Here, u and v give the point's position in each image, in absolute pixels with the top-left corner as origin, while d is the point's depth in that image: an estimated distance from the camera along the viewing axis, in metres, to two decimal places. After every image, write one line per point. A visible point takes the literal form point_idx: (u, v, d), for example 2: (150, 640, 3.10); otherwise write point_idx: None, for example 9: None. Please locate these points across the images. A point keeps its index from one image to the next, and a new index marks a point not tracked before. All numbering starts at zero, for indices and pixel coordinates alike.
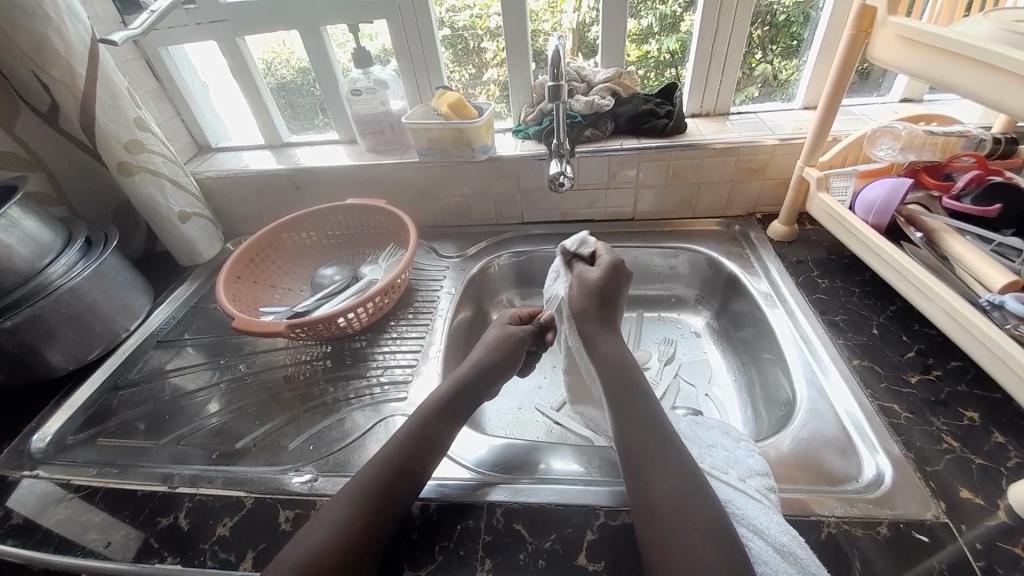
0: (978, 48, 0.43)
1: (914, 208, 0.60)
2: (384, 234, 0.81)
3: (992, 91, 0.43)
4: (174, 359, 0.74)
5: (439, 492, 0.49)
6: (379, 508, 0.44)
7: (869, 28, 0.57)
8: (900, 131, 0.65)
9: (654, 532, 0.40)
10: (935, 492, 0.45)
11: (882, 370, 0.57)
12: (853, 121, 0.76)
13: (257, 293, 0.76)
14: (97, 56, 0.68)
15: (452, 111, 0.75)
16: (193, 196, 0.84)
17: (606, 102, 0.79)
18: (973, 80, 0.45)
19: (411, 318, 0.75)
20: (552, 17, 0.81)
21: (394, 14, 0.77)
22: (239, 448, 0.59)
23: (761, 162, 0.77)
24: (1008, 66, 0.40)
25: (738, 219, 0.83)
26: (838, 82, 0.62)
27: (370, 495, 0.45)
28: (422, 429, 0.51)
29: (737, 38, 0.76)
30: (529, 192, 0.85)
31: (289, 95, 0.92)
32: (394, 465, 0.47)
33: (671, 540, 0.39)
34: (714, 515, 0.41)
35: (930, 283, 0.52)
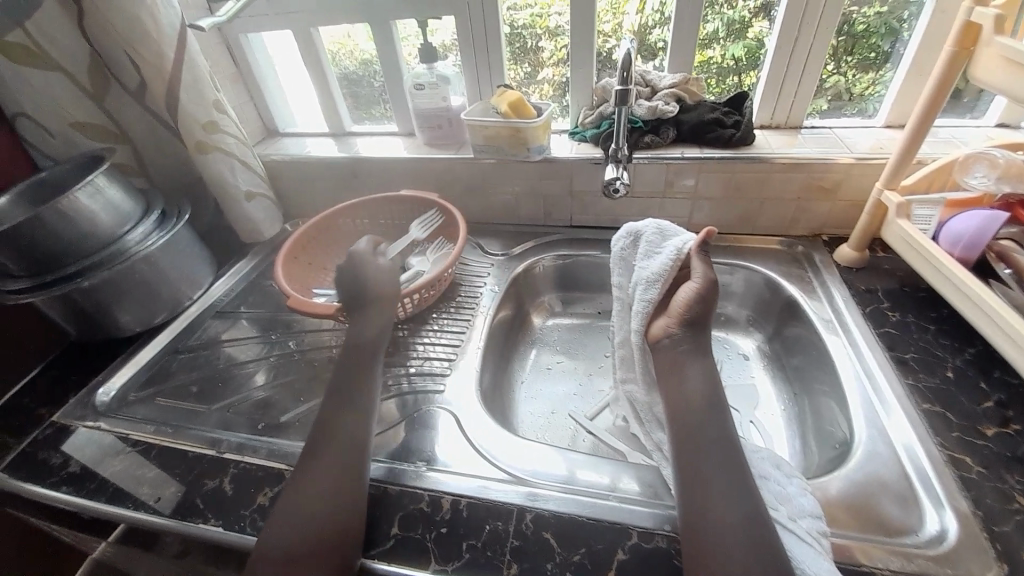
0: None
1: (1007, 244, 0.54)
2: (432, 227, 0.82)
3: None
4: (229, 330, 0.78)
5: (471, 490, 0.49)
6: (339, 475, 0.48)
7: (972, 45, 0.52)
8: (997, 159, 0.59)
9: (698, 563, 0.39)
10: (1008, 559, 0.41)
11: (954, 417, 0.52)
12: (943, 144, 0.70)
13: (309, 274, 0.79)
14: (184, 40, 0.72)
15: (512, 110, 0.75)
16: (258, 177, 0.88)
17: (669, 108, 0.76)
18: None
19: (452, 313, 0.76)
20: (614, 19, 0.79)
21: (461, 10, 0.78)
22: (282, 422, 0.61)
23: (832, 181, 0.73)
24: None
25: (801, 239, 0.79)
26: (930, 103, 0.57)
27: (330, 468, 0.48)
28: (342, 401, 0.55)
29: (818, 48, 0.72)
30: (580, 196, 0.84)
31: (352, 86, 0.95)
32: (348, 437, 0.51)
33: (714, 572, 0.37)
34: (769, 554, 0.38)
35: (1018, 326, 0.47)
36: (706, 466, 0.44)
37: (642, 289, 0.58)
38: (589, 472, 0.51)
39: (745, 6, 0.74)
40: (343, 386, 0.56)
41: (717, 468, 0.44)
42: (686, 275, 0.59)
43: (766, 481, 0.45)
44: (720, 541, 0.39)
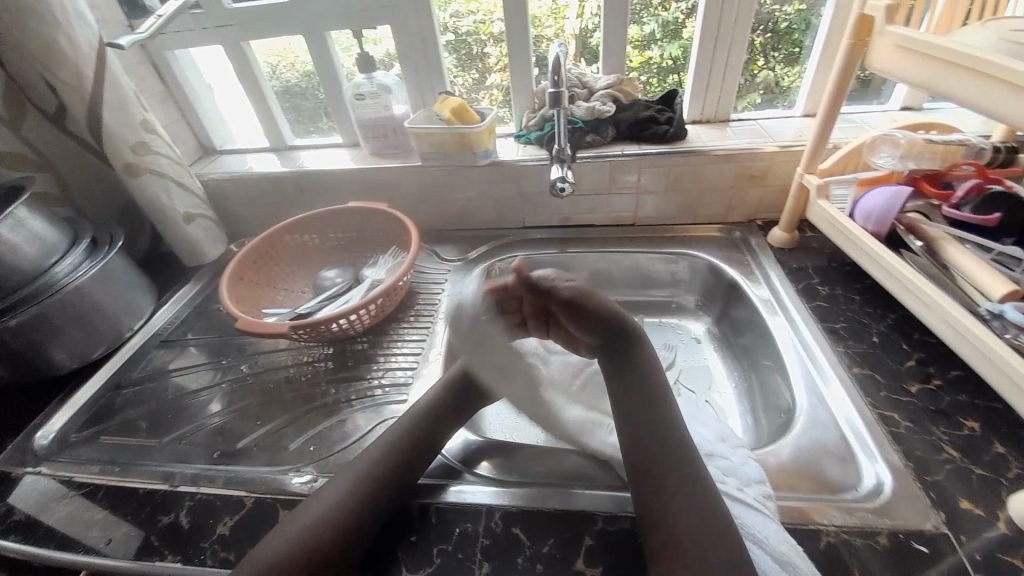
0: (992, 60, 0.42)
1: (913, 216, 0.60)
2: (385, 237, 0.82)
3: (998, 100, 0.43)
4: (177, 358, 0.74)
5: (441, 496, 0.49)
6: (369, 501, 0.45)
7: (866, 37, 0.58)
8: (898, 139, 0.65)
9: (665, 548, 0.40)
10: (935, 502, 0.45)
11: (882, 378, 0.57)
12: (854, 129, 0.76)
13: (260, 295, 0.76)
14: (104, 59, 0.68)
15: (455, 116, 0.76)
16: (197, 198, 0.84)
17: (606, 108, 0.80)
18: (979, 91, 0.44)
19: (412, 322, 0.75)
20: (556, 23, 0.83)
21: (396, 19, 0.78)
22: (240, 448, 0.59)
23: (761, 169, 0.78)
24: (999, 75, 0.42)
25: (739, 225, 0.84)
26: (837, 90, 0.62)
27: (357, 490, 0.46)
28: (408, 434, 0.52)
29: (737, 45, 0.77)
30: (529, 197, 0.85)
31: (293, 99, 0.93)
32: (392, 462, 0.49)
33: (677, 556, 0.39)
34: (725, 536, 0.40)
35: (927, 292, 0.52)
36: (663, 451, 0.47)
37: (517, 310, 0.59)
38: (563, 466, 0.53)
39: (677, 9, 0.80)
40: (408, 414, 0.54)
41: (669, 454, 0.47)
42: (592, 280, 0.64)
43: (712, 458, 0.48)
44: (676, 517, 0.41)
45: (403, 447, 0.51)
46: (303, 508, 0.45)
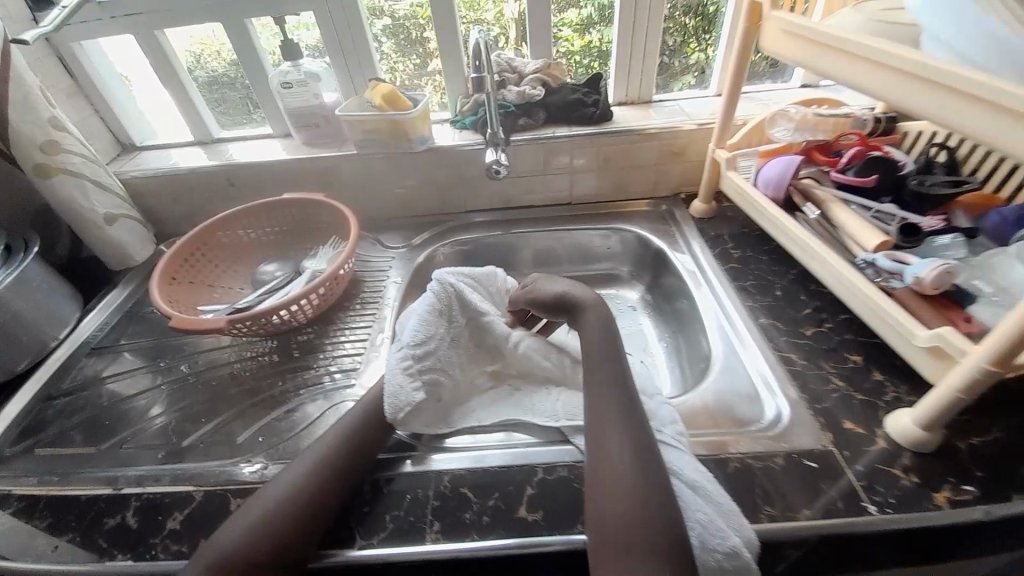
0: (882, 51, 0.45)
1: (807, 182, 0.67)
2: (323, 226, 0.81)
3: (874, 82, 0.48)
4: (110, 365, 0.72)
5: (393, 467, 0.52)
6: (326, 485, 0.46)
7: (758, 22, 0.64)
8: (792, 114, 0.74)
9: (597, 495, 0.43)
10: (825, 425, 0.53)
11: (784, 325, 0.64)
12: (757, 105, 0.84)
13: (195, 293, 0.75)
14: (9, 56, 0.64)
15: (386, 103, 0.77)
16: (119, 198, 0.80)
17: (536, 92, 0.82)
18: (864, 74, 0.49)
19: (358, 309, 0.76)
20: (495, 7, 0.83)
21: (320, 6, 0.77)
22: (186, 445, 0.59)
23: (680, 145, 0.84)
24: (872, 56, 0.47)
25: (665, 199, 0.90)
26: (737, 71, 0.69)
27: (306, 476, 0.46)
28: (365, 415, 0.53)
29: (654, 29, 0.82)
30: (468, 181, 0.88)
31: (220, 89, 0.90)
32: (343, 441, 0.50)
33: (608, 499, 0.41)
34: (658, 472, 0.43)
35: (815, 247, 0.59)
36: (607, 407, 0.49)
37: (414, 321, 0.61)
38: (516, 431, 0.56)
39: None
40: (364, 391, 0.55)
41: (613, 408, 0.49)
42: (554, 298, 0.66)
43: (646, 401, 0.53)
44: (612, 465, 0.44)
45: (361, 440, 0.51)
46: (257, 494, 0.45)
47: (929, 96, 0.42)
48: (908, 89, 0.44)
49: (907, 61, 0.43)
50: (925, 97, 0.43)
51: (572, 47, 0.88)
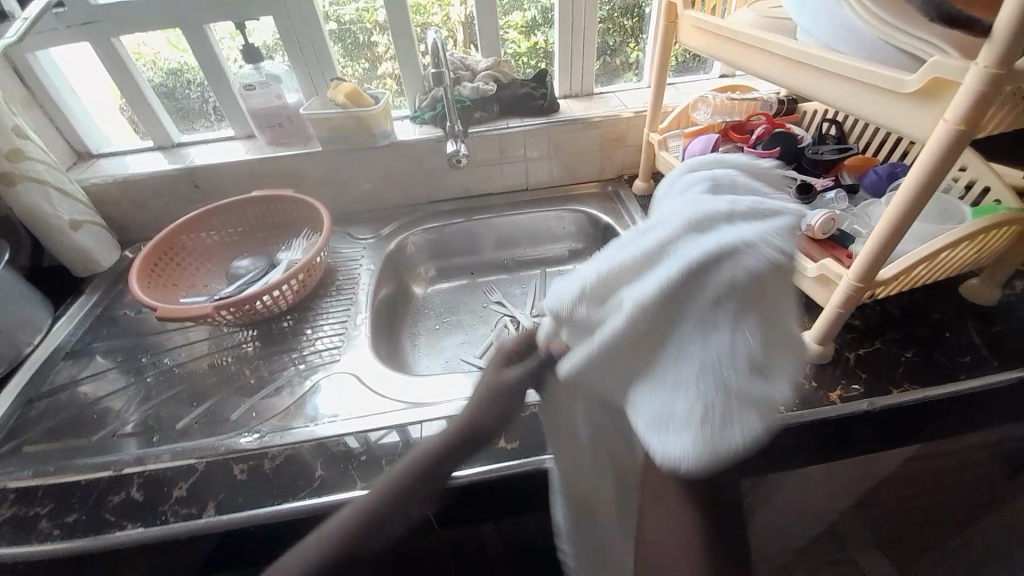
0: (767, 39, 0.55)
1: (726, 156, 0.78)
2: (293, 221, 0.85)
3: (761, 64, 0.58)
4: (85, 368, 0.73)
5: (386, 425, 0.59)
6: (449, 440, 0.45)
7: (675, 20, 0.74)
8: (710, 99, 0.86)
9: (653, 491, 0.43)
10: None
11: None
12: (682, 95, 0.96)
13: (171, 291, 0.77)
14: None
15: (349, 100, 0.82)
16: (83, 204, 0.81)
17: (489, 87, 0.90)
18: (755, 59, 0.59)
19: (334, 296, 0.81)
20: (442, 11, 0.89)
21: (279, 11, 0.81)
22: (180, 428, 0.63)
23: (621, 132, 0.94)
24: (763, 46, 0.56)
25: (611, 181, 1.00)
26: (662, 64, 0.79)
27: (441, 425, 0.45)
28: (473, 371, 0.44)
29: (590, 30, 0.92)
30: (431, 173, 0.94)
31: (168, 98, 0.91)
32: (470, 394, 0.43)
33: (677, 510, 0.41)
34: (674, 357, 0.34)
35: None
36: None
37: None
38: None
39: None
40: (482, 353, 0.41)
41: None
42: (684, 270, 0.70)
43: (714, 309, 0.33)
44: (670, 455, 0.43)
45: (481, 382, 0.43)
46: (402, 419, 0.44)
47: (807, 76, 0.52)
48: (788, 70, 0.54)
49: (787, 49, 0.53)
50: (804, 77, 0.52)
51: (518, 48, 0.96)
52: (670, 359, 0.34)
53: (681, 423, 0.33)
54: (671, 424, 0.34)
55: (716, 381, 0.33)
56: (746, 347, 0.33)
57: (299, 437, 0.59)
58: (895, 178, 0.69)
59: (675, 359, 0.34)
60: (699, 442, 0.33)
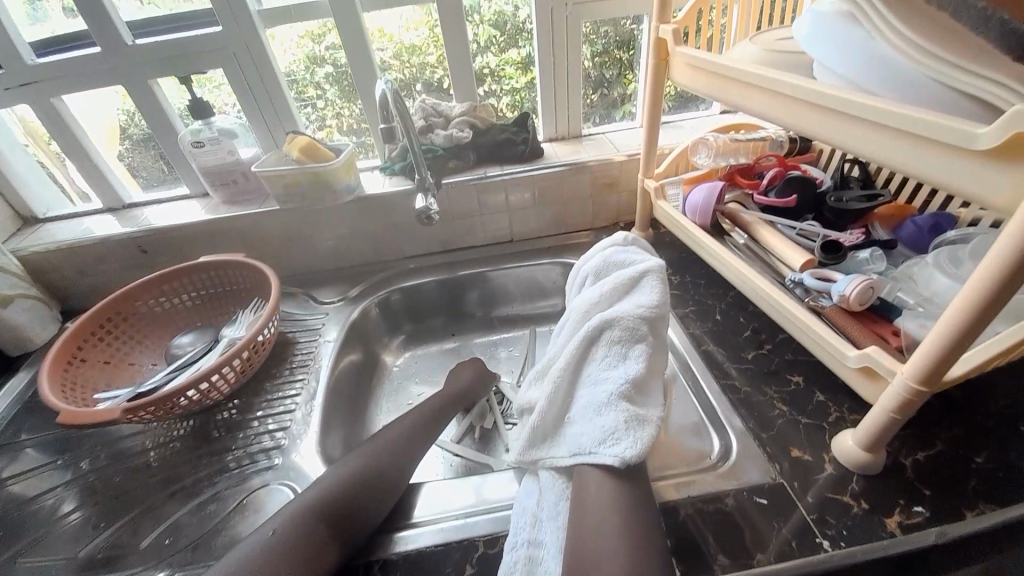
0: (777, 80, 0.46)
1: (732, 207, 0.68)
2: (244, 288, 0.76)
3: (769, 108, 0.49)
4: (6, 467, 0.63)
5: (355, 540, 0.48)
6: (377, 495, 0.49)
7: (666, 57, 0.65)
8: (710, 141, 0.75)
9: (580, 525, 0.42)
10: (772, 456, 0.51)
11: (726, 351, 0.63)
12: (679, 134, 0.87)
13: (97, 378, 0.67)
14: None
15: (305, 154, 0.74)
16: (14, 277, 0.74)
17: (463, 134, 0.81)
18: (763, 102, 0.49)
19: (286, 375, 0.70)
20: (438, 50, 0.82)
21: (233, 64, 0.75)
22: (81, 558, 0.52)
23: (613, 177, 0.84)
24: (772, 87, 0.47)
25: (606, 228, 0.90)
26: (654, 104, 0.69)
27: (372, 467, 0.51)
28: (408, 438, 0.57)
29: (574, 68, 0.84)
30: (404, 227, 0.85)
31: (133, 153, 0.84)
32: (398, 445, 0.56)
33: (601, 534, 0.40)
34: (586, 404, 0.50)
35: (745, 271, 0.58)
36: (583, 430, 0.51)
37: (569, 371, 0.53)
38: (486, 492, 0.53)
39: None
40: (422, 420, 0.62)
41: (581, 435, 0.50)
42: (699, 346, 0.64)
43: (590, 385, 0.51)
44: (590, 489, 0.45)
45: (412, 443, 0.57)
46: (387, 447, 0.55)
47: (831, 124, 0.42)
48: (805, 114, 0.44)
49: (806, 90, 0.43)
50: (827, 124, 0.42)
51: (517, 84, 0.87)
52: (585, 393, 0.51)
53: (626, 431, 0.46)
54: (618, 438, 0.45)
55: (620, 401, 0.48)
56: (631, 374, 0.49)
57: None
58: (940, 232, 0.58)
59: (583, 392, 0.51)
60: (631, 439, 0.45)
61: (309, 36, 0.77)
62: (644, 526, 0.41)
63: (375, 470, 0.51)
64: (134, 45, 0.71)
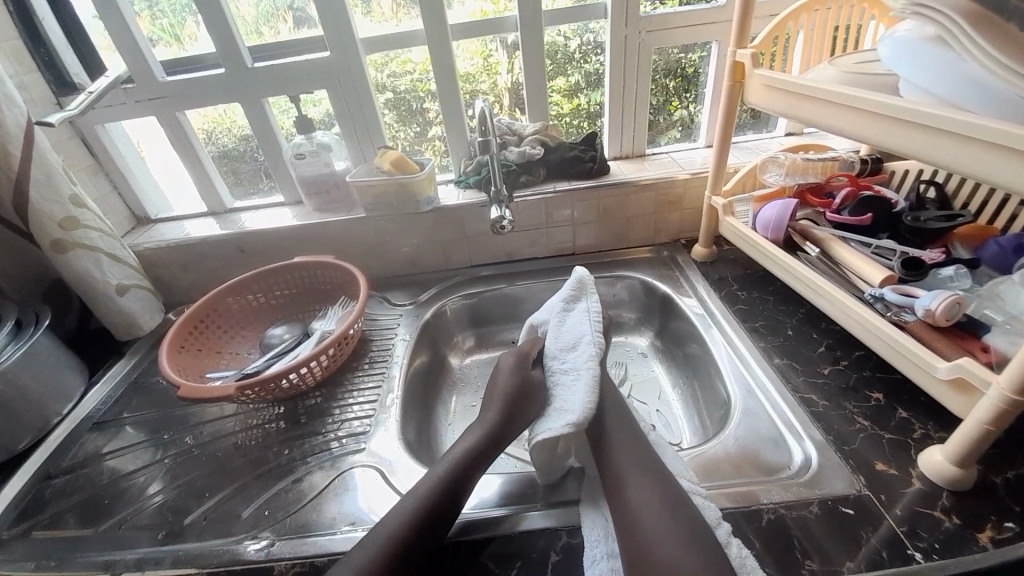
0: (861, 97, 0.48)
1: (804, 223, 0.70)
2: (332, 287, 0.83)
3: (850, 124, 0.51)
4: (111, 440, 0.70)
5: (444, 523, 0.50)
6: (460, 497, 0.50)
7: (741, 79, 0.68)
8: (781, 160, 0.77)
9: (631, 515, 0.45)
10: (856, 468, 0.50)
11: (800, 365, 0.63)
12: (750, 154, 0.89)
13: (202, 361, 0.74)
14: (32, 137, 0.69)
15: (396, 167, 0.81)
16: (132, 269, 0.83)
17: (536, 151, 0.86)
18: (843, 118, 0.51)
19: (367, 369, 0.75)
20: (490, 78, 0.89)
21: (335, 85, 0.84)
22: (187, 523, 0.57)
23: (677, 195, 0.87)
24: (862, 106, 0.48)
25: (666, 245, 0.92)
26: (726, 121, 0.72)
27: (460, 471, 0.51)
28: (493, 436, 0.56)
29: (644, 89, 0.88)
30: (473, 236, 0.90)
31: (231, 162, 0.94)
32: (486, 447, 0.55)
33: (651, 530, 0.43)
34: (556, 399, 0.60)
35: (821, 284, 0.59)
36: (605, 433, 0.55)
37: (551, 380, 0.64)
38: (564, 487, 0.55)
39: (598, 61, 0.88)
40: (519, 411, 0.59)
41: (632, 448, 0.52)
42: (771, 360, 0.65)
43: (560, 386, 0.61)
44: (632, 492, 0.47)
45: (496, 440, 0.56)
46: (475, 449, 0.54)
47: (924, 139, 0.43)
48: (888, 128, 0.46)
49: (898, 109, 0.44)
50: (915, 140, 0.44)
51: (560, 110, 0.93)
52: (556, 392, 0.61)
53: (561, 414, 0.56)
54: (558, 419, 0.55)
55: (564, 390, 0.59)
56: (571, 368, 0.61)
57: (311, 550, 0.51)
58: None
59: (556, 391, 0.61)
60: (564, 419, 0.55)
61: (372, 64, 0.85)
62: (696, 527, 0.43)
63: (442, 500, 0.48)
64: (253, 67, 0.81)
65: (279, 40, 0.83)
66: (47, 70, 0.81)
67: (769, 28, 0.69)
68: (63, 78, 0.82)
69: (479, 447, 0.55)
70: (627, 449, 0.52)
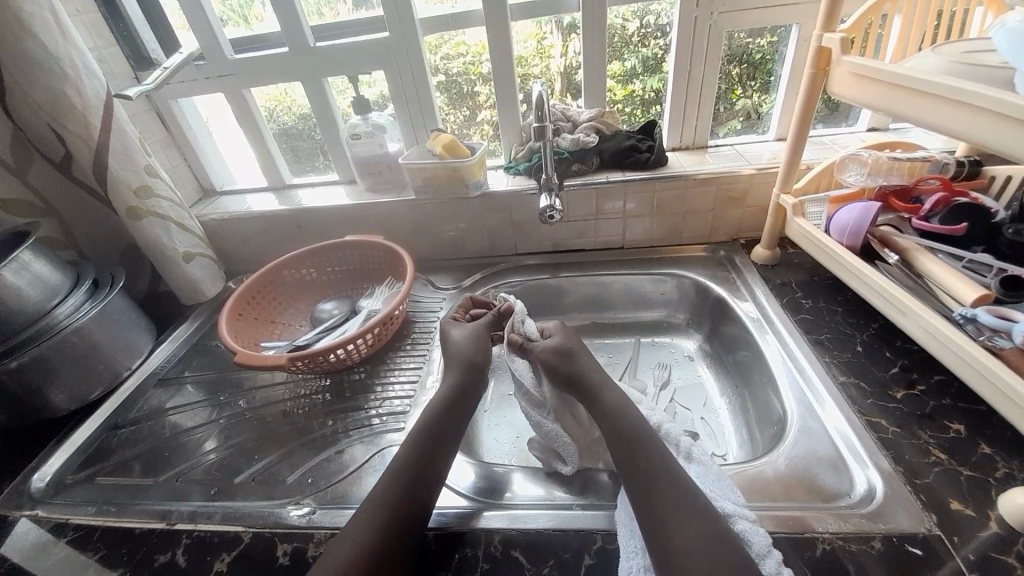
0: (970, 92, 0.42)
1: (885, 230, 0.63)
2: (378, 267, 0.85)
3: (954, 122, 0.45)
4: (173, 398, 0.74)
5: (471, 516, 0.51)
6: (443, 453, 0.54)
7: (825, 67, 0.62)
8: (865, 159, 0.70)
9: (659, 523, 0.43)
10: (926, 504, 0.46)
11: (867, 385, 0.58)
12: (824, 151, 0.82)
13: (257, 330, 0.78)
14: (111, 109, 0.73)
15: (446, 151, 0.80)
16: (197, 238, 0.87)
17: (591, 139, 0.83)
18: (945, 116, 0.45)
19: (409, 349, 0.76)
20: (542, 62, 0.87)
21: (391, 65, 0.84)
22: (236, 483, 0.60)
23: (740, 191, 0.82)
24: (965, 99, 0.42)
25: (723, 244, 0.87)
26: (803, 118, 0.67)
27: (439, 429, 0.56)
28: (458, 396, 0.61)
29: (710, 76, 0.83)
30: (521, 225, 0.88)
31: (290, 141, 0.97)
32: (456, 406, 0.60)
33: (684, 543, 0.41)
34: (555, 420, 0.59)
35: (900, 296, 0.54)
36: (642, 446, 0.51)
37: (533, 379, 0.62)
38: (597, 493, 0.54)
39: (658, 45, 0.83)
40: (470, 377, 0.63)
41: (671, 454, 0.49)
42: (836, 378, 0.60)
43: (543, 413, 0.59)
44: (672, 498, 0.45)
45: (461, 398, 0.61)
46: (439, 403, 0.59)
47: None
48: (1001, 127, 0.40)
49: (1012, 105, 0.38)
50: None
51: (614, 97, 0.90)
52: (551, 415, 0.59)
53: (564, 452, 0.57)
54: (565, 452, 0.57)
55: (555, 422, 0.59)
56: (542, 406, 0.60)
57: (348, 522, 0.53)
58: None
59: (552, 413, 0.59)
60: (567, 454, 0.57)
61: (429, 48, 0.84)
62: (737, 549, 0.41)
63: (426, 454, 0.53)
64: (315, 46, 0.82)
65: (338, 20, 0.85)
66: (125, 45, 0.86)
67: (864, 9, 0.62)
68: (142, 53, 0.87)
69: (450, 420, 0.58)
70: (658, 463, 0.49)
